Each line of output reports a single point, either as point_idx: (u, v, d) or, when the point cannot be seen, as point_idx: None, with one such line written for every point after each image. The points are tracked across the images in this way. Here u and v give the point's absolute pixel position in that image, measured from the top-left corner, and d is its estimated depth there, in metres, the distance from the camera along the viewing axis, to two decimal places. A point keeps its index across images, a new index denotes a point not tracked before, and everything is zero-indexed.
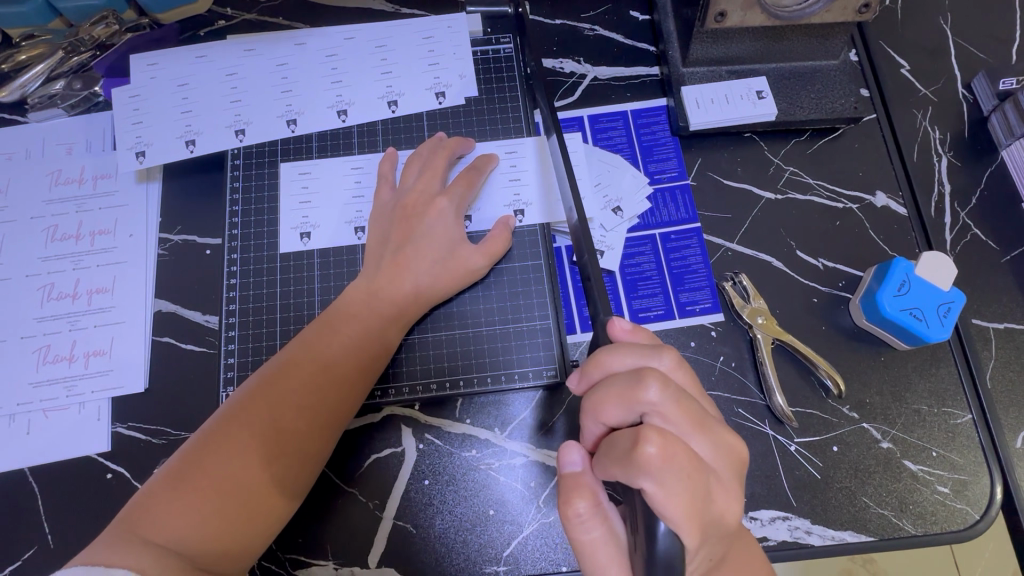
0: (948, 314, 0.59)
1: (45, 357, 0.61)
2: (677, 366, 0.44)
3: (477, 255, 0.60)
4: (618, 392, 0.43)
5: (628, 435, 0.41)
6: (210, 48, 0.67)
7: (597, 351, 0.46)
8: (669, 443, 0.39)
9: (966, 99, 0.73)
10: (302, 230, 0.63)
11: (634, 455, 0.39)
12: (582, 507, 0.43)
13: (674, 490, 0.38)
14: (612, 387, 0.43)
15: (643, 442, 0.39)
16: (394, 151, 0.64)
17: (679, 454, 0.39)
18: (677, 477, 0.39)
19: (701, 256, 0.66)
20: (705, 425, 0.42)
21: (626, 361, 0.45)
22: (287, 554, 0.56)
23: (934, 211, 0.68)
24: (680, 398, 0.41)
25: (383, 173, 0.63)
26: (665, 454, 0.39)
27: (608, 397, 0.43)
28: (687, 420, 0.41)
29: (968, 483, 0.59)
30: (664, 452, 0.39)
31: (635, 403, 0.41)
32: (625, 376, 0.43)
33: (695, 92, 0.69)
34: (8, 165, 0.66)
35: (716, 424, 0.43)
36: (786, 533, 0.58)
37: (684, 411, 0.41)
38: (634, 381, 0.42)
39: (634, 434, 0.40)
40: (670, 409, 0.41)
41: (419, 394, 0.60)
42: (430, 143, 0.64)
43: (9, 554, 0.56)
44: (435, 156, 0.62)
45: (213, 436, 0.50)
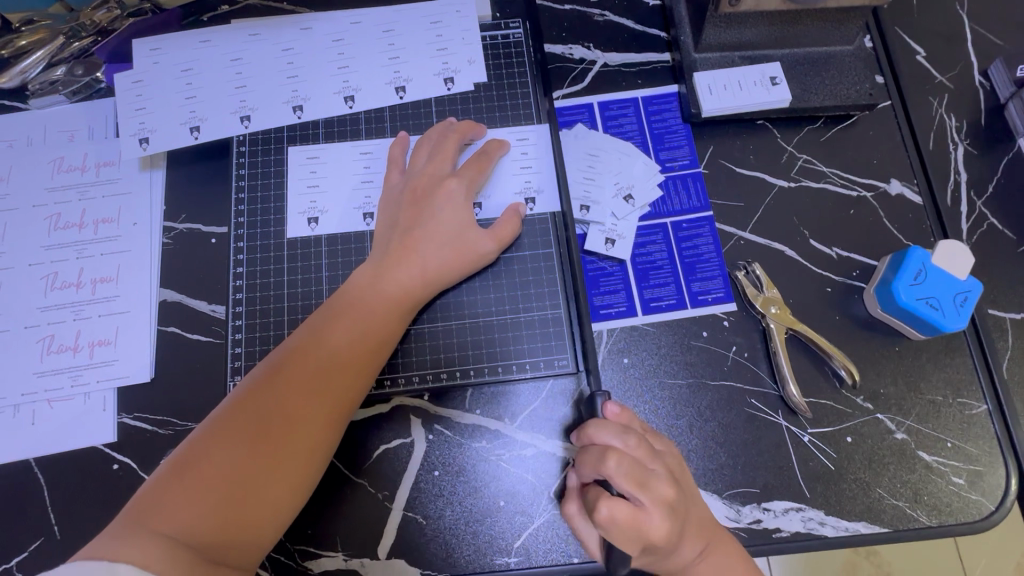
0: (964, 303, 0.59)
1: (50, 347, 0.60)
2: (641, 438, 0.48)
3: (486, 239, 0.59)
4: (587, 458, 0.49)
5: (588, 496, 0.47)
6: (214, 33, 0.66)
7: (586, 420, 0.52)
8: (614, 508, 0.45)
9: (982, 86, 0.72)
10: (309, 217, 0.62)
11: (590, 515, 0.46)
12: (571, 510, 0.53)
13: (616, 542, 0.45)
14: (585, 456, 0.49)
15: (592, 508, 0.45)
16: (407, 138, 0.63)
17: (621, 515, 0.45)
18: (620, 533, 0.45)
19: (713, 245, 0.65)
20: (654, 488, 0.46)
21: (601, 435, 0.50)
22: (296, 544, 0.56)
23: (950, 199, 0.67)
24: (631, 469, 0.46)
25: (394, 157, 0.62)
26: (610, 517, 0.45)
27: (581, 461, 0.49)
28: (638, 486, 0.46)
29: (983, 474, 0.59)
30: (610, 516, 0.44)
31: (594, 472, 0.47)
32: (592, 447, 0.48)
33: (708, 78, 0.67)
34: (10, 151, 0.65)
35: (666, 488, 0.47)
36: (800, 525, 0.57)
37: (632, 477, 0.46)
38: (598, 456, 0.47)
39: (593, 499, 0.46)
40: (620, 478, 0.46)
41: (429, 383, 0.59)
42: (440, 127, 0.63)
43: (16, 545, 0.55)
44: (446, 139, 0.61)
45: (222, 425, 0.49)
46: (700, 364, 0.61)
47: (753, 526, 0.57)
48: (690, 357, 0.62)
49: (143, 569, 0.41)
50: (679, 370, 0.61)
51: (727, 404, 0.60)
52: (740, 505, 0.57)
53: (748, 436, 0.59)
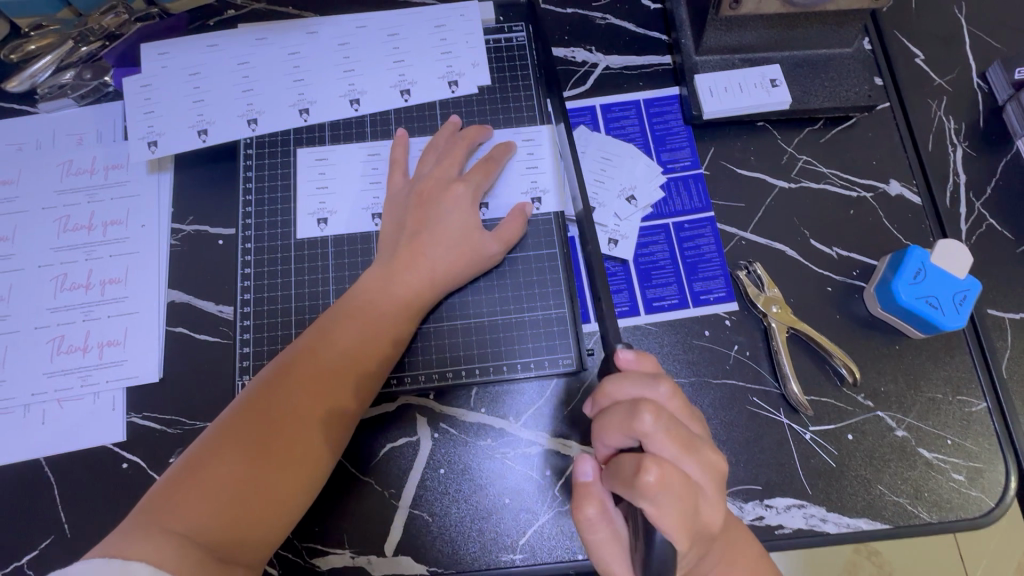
0: (964, 302, 0.59)
1: (60, 347, 0.61)
2: (672, 394, 0.46)
3: (492, 241, 0.60)
4: (617, 419, 0.44)
5: (631, 460, 0.41)
6: (221, 37, 0.67)
7: (602, 380, 0.48)
8: (667, 470, 0.40)
9: (980, 88, 0.72)
10: (319, 217, 0.63)
11: (633, 481, 0.40)
12: (591, 512, 0.44)
13: (669, 512, 0.39)
14: (612, 416, 0.45)
15: (642, 470, 0.40)
16: (405, 136, 0.64)
17: (674, 479, 0.40)
18: (674, 500, 0.40)
19: (715, 245, 0.66)
20: (696, 449, 0.43)
21: (624, 391, 0.47)
22: (304, 543, 0.56)
23: (949, 199, 0.68)
24: (673, 428, 0.43)
25: (395, 159, 0.63)
26: (663, 480, 0.40)
27: (609, 423, 0.45)
28: (682, 447, 0.42)
29: (983, 471, 0.59)
30: (663, 480, 0.39)
31: (632, 431, 0.43)
32: (623, 405, 0.44)
33: (709, 80, 0.68)
34: (20, 155, 0.66)
35: (706, 450, 0.44)
36: (802, 521, 0.58)
37: (675, 438, 0.42)
38: (631, 412, 0.43)
39: (635, 461, 0.41)
40: (664, 438, 0.42)
41: (434, 382, 0.59)
42: (448, 131, 0.64)
43: (27, 543, 0.56)
44: (454, 144, 0.62)
45: (233, 425, 0.50)
46: (703, 363, 0.62)
47: (755, 522, 0.58)
48: (693, 356, 0.62)
49: (156, 567, 0.42)
50: (681, 369, 0.62)
51: (729, 402, 0.61)
52: (743, 502, 0.58)
53: (751, 434, 0.60)
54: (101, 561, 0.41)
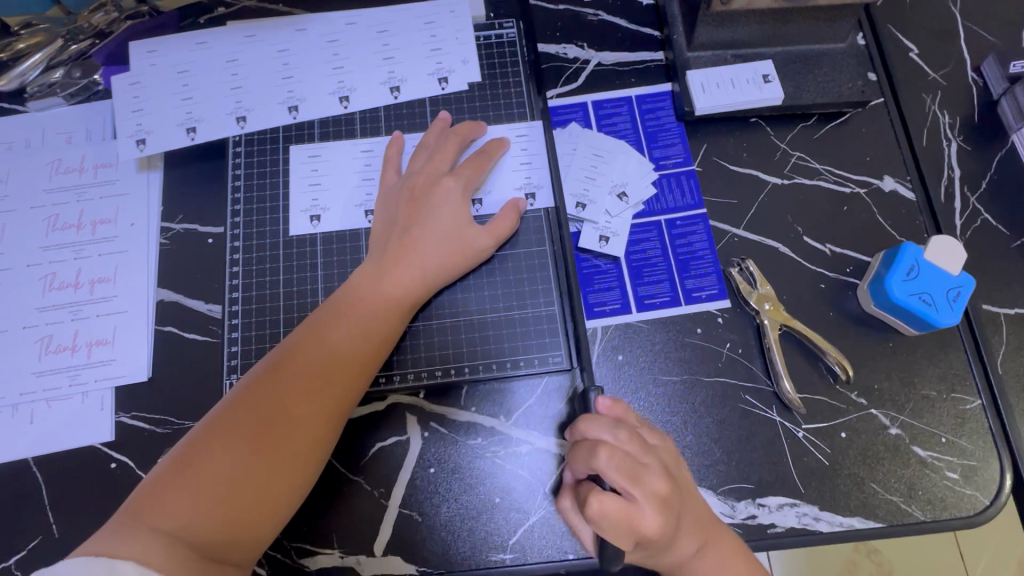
0: (957, 299, 0.59)
1: (48, 346, 0.60)
2: (631, 435, 0.49)
3: (484, 235, 0.59)
4: (577, 455, 0.50)
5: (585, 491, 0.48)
6: (210, 35, 0.67)
7: (579, 417, 0.53)
8: (603, 500, 0.45)
9: (975, 83, 0.72)
10: (314, 214, 0.63)
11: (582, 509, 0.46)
12: (565, 505, 0.54)
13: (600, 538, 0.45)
14: (575, 453, 0.50)
15: (579, 499, 0.46)
16: (401, 138, 0.63)
17: (611, 509, 0.45)
18: (618, 524, 0.45)
19: (707, 242, 0.65)
20: (648, 481, 0.47)
21: (590, 430, 0.50)
22: (292, 542, 0.56)
23: (943, 195, 0.67)
24: (624, 464, 0.47)
25: (390, 157, 0.63)
26: (598, 511, 0.45)
27: (573, 457, 0.50)
28: (630, 480, 0.46)
29: (978, 469, 0.59)
30: (598, 509, 0.45)
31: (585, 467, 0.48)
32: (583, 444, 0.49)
33: (701, 76, 0.68)
34: (8, 154, 0.66)
35: (657, 482, 0.47)
36: (795, 520, 0.57)
37: (620, 472, 0.47)
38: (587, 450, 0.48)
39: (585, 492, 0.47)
40: (610, 472, 0.46)
41: (423, 380, 0.59)
42: (439, 126, 0.63)
43: (14, 543, 0.55)
44: (446, 140, 0.62)
45: (222, 423, 0.50)
46: (695, 360, 0.62)
47: (748, 521, 0.57)
48: (684, 353, 0.62)
49: (144, 566, 0.41)
50: (673, 366, 0.61)
51: (721, 400, 0.60)
52: (735, 500, 0.58)
53: (743, 432, 0.59)
54: (86, 560, 0.40)
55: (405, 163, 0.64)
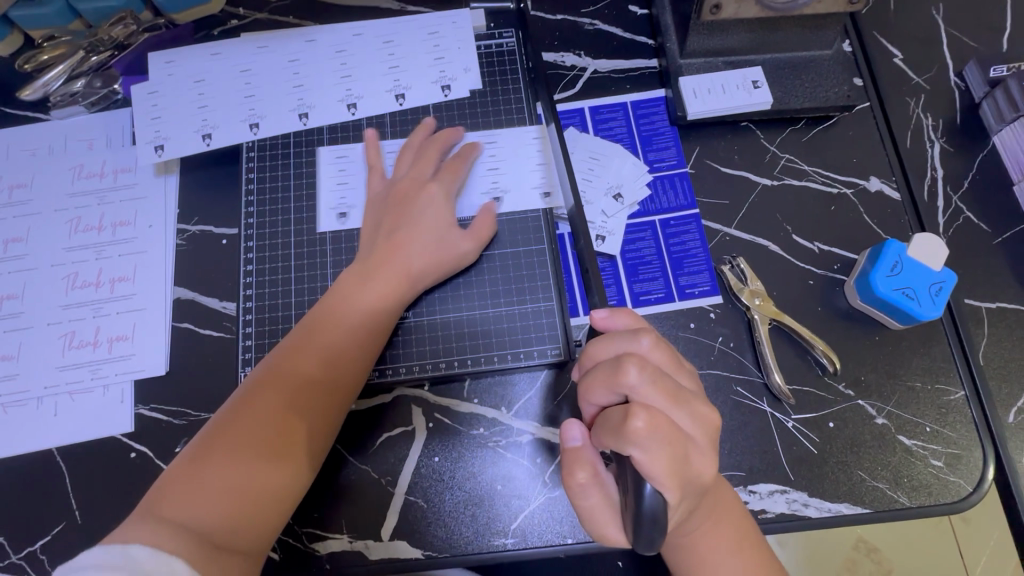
0: (939, 293, 0.61)
1: (71, 342, 0.63)
2: (655, 346, 0.46)
3: (466, 239, 0.62)
4: (602, 377, 0.45)
5: (618, 410, 0.42)
6: (224, 45, 0.70)
7: (588, 343, 0.49)
8: (654, 416, 0.41)
9: (958, 87, 0.75)
10: (340, 211, 0.66)
11: (622, 429, 0.41)
12: (582, 476, 0.45)
13: (660, 460, 0.40)
14: (598, 372, 0.45)
15: (631, 417, 0.41)
16: (374, 137, 0.67)
17: (662, 425, 0.41)
18: (663, 447, 0.40)
19: (700, 241, 0.68)
20: (687, 401, 0.44)
21: (610, 349, 0.47)
22: (304, 528, 0.59)
23: (927, 195, 0.70)
24: (659, 378, 0.43)
25: (372, 163, 0.66)
26: (651, 427, 0.40)
27: (595, 382, 0.45)
28: (668, 397, 0.43)
29: (962, 457, 0.61)
30: (651, 425, 0.40)
31: (617, 386, 0.43)
32: (607, 361, 0.45)
33: (692, 82, 0.71)
34: (33, 160, 0.69)
35: (695, 401, 0.45)
36: (785, 506, 0.60)
37: (664, 389, 0.43)
38: (616, 366, 0.44)
39: (623, 409, 0.41)
40: (650, 388, 0.43)
41: (427, 372, 0.62)
42: (422, 131, 0.66)
43: (40, 529, 0.58)
44: (427, 147, 0.65)
45: (229, 419, 0.53)
46: (688, 354, 0.64)
47: None
48: (678, 347, 0.64)
49: (158, 550, 0.43)
50: None
51: (714, 391, 0.63)
52: None
53: (735, 422, 0.62)
54: (105, 549, 0.42)
55: (389, 167, 0.67)
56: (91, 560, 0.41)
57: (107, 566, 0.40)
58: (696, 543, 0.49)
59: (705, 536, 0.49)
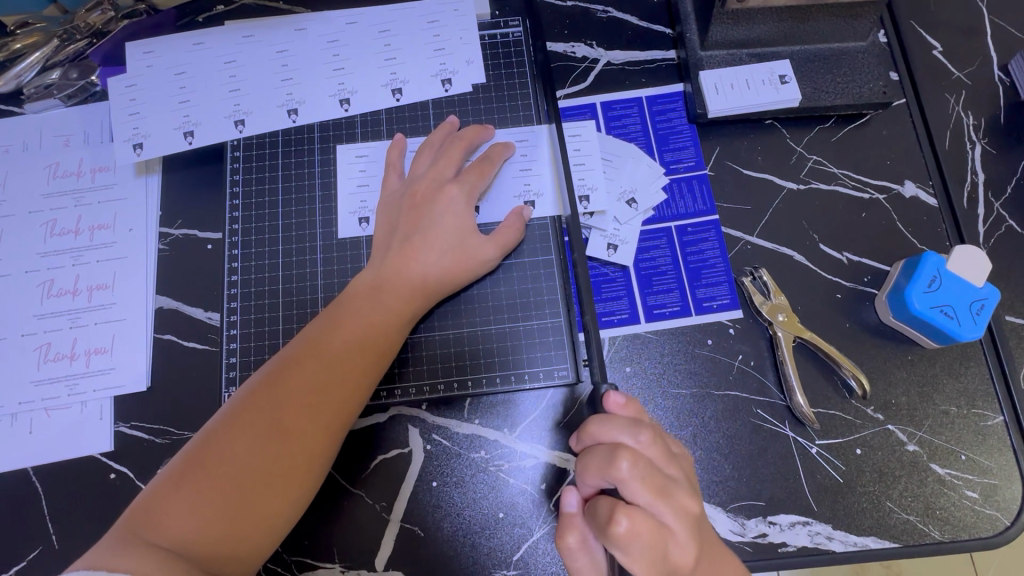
0: (980, 312, 0.57)
1: (47, 355, 0.59)
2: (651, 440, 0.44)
3: (488, 245, 0.57)
4: (595, 462, 0.44)
5: (606, 505, 0.41)
6: (207, 35, 0.65)
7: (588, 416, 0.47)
8: (638, 520, 0.40)
9: (1002, 82, 0.69)
10: (360, 215, 0.61)
11: (606, 530, 0.40)
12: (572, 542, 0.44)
13: (641, 561, 0.40)
14: (591, 456, 0.44)
15: (613, 519, 0.40)
16: (402, 141, 0.62)
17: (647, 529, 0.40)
18: (645, 550, 0.40)
19: (719, 250, 0.63)
20: (673, 495, 0.42)
21: (608, 434, 0.45)
22: (293, 556, 0.55)
23: (967, 202, 0.65)
24: (648, 473, 0.42)
25: (391, 161, 0.61)
26: (634, 530, 0.40)
27: (588, 464, 0.44)
28: (657, 495, 0.41)
29: (999, 488, 0.57)
30: (632, 530, 0.40)
31: (608, 478, 0.42)
32: (602, 450, 0.44)
33: (714, 77, 0.65)
34: (5, 158, 0.65)
35: (680, 495, 0.42)
36: (807, 539, 0.56)
37: (653, 486, 0.41)
38: (609, 458, 0.42)
39: (608, 509, 0.41)
40: (638, 486, 0.41)
41: (425, 394, 0.58)
42: (443, 131, 0.61)
43: (15, 554, 0.55)
44: (452, 144, 0.60)
45: (220, 434, 0.48)
46: (705, 373, 0.60)
47: (758, 540, 0.55)
48: (695, 365, 0.60)
49: None
50: (682, 379, 0.60)
51: (732, 413, 0.59)
52: (745, 518, 0.56)
53: (754, 448, 0.58)
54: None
55: (408, 165, 0.62)
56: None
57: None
58: None
59: None
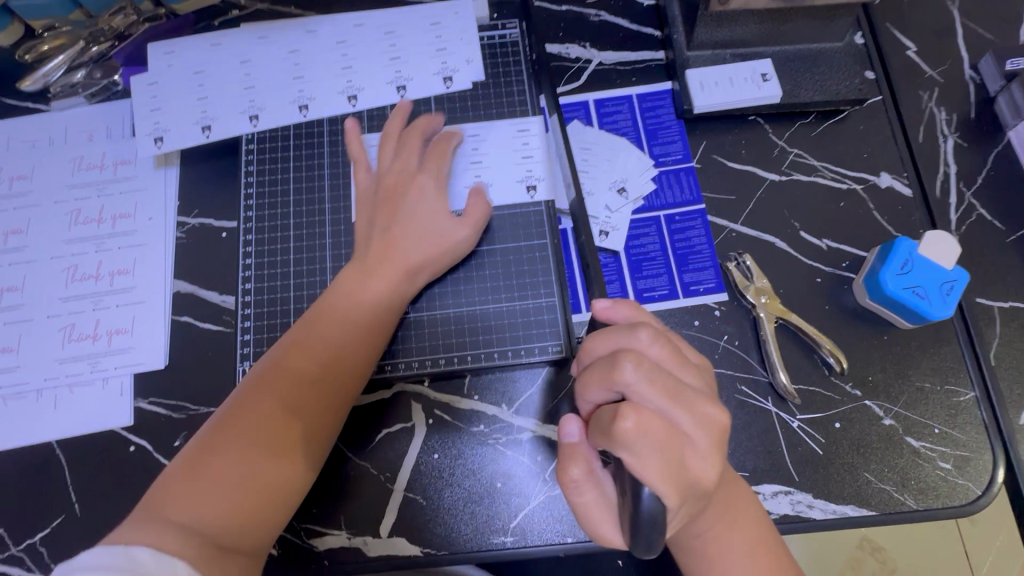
0: (951, 292, 0.60)
1: (71, 335, 0.63)
2: (655, 341, 0.44)
3: (459, 228, 0.61)
4: (597, 375, 0.43)
5: (610, 409, 0.41)
6: (224, 36, 0.69)
7: (587, 338, 0.48)
8: (646, 416, 0.39)
9: (972, 80, 0.73)
10: None
11: (611, 430, 0.39)
12: (575, 472, 0.44)
13: (653, 461, 0.38)
14: (592, 370, 0.44)
15: (620, 416, 0.39)
16: (355, 130, 0.65)
17: (655, 426, 0.39)
18: (655, 448, 0.39)
19: (705, 237, 0.67)
20: (687, 399, 0.42)
21: (609, 345, 0.45)
22: (302, 524, 0.58)
23: (940, 191, 0.68)
24: (656, 376, 0.41)
25: (355, 155, 0.65)
26: (642, 427, 0.39)
27: (591, 379, 0.44)
28: (667, 397, 0.41)
29: (971, 459, 0.60)
30: (642, 425, 0.39)
31: (613, 384, 0.42)
32: (604, 358, 0.43)
33: (700, 75, 0.69)
34: (33, 151, 0.69)
35: (698, 401, 0.42)
36: (789, 507, 0.59)
37: (661, 388, 0.41)
38: (611, 363, 0.42)
39: (612, 410, 0.40)
40: (645, 387, 0.41)
41: (427, 368, 0.61)
42: (397, 120, 0.65)
43: (40, 521, 0.58)
44: (408, 136, 0.64)
45: (230, 421, 0.52)
46: None
47: None
48: None
49: (158, 550, 0.43)
50: None
51: (717, 390, 0.62)
52: None
53: (739, 421, 0.61)
54: (104, 548, 0.42)
55: (372, 159, 0.66)
56: (94, 563, 0.40)
57: (108, 567, 0.40)
58: (709, 546, 0.48)
59: (716, 544, 0.48)
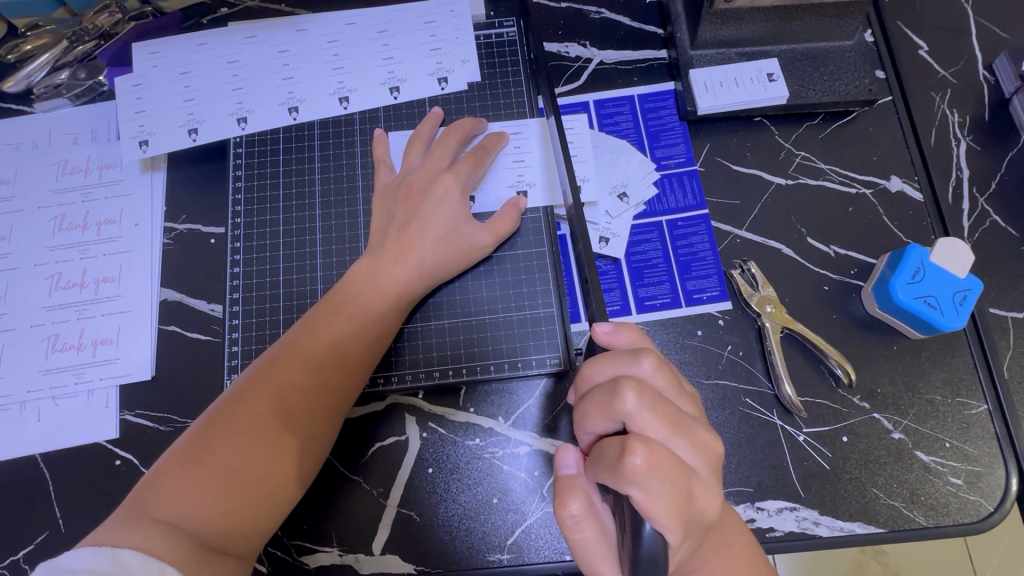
0: (963, 302, 0.58)
1: (55, 345, 0.61)
2: (656, 368, 0.42)
3: (481, 232, 0.59)
4: (598, 403, 0.41)
5: (615, 443, 0.38)
6: (211, 36, 0.67)
7: (583, 363, 0.46)
8: (655, 450, 0.37)
9: (986, 80, 0.70)
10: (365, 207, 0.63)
11: (618, 465, 0.37)
12: (576, 508, 0.42)
13: (661, 498, 0.36)
14: (592, 398, 0.42)
15: (628, 451, 0.37)
16: (383, 135, 0.63)
17: (665, 459, 0.37)
18: (664, 485, 0.37)
19: (709, 243, 0.65)
20: (688, 428, 0.40)
21: (609, 370, 0.43)
22: (293, 540, 0.57)
23: (952, 196, 0.66)
24: (658, 405, 0.40)
25: (379, 157, 0.63)
26: (652, 463, 0.37)
27: (591, 407, 0.42)
28: (670, 427, 0.39)
29: (983, 475, 0.58)
30: (651, 462, 0.37)
31: (615, 414, 0.40)
32: (604, 386, 0.41)
33: (704, 75, 0.67)
34: (16, 155, 0.67)
35: (696, 429, 0.41)
36: (794, 524, 0.57)
37: (664, 418, 0.39)
38: (611, 393, 0.40)
39: (620, 443, 0.38)
40: (650, 418, 0.39)
41: (421, 381, 0.59)
42: (428, 121, 0.63)
43: (23, 537, 0.57)
44: (447, 135, 0.62)
45: (223, 419, 0.50)
46: (696, 362, 0.61)
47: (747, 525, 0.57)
48: (686, 355, 0.61)
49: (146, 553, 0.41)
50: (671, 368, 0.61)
51: (721, 402, 0.60)
52: (734, 503, 0.57)
53: (743, 434, 0.59)
54: (91, 550, 0.40)
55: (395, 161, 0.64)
56: (81, 564, 0.39)
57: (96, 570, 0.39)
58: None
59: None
